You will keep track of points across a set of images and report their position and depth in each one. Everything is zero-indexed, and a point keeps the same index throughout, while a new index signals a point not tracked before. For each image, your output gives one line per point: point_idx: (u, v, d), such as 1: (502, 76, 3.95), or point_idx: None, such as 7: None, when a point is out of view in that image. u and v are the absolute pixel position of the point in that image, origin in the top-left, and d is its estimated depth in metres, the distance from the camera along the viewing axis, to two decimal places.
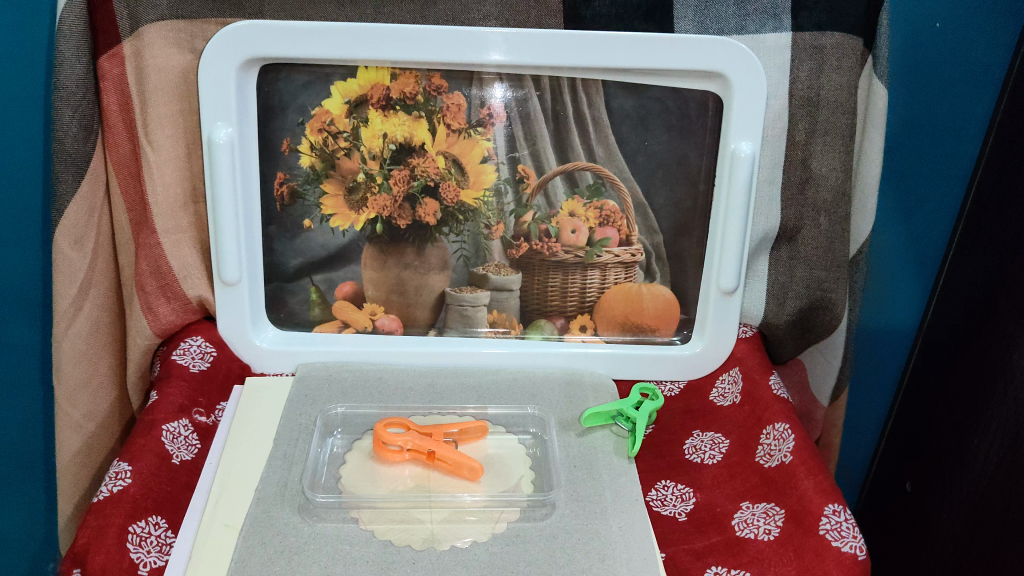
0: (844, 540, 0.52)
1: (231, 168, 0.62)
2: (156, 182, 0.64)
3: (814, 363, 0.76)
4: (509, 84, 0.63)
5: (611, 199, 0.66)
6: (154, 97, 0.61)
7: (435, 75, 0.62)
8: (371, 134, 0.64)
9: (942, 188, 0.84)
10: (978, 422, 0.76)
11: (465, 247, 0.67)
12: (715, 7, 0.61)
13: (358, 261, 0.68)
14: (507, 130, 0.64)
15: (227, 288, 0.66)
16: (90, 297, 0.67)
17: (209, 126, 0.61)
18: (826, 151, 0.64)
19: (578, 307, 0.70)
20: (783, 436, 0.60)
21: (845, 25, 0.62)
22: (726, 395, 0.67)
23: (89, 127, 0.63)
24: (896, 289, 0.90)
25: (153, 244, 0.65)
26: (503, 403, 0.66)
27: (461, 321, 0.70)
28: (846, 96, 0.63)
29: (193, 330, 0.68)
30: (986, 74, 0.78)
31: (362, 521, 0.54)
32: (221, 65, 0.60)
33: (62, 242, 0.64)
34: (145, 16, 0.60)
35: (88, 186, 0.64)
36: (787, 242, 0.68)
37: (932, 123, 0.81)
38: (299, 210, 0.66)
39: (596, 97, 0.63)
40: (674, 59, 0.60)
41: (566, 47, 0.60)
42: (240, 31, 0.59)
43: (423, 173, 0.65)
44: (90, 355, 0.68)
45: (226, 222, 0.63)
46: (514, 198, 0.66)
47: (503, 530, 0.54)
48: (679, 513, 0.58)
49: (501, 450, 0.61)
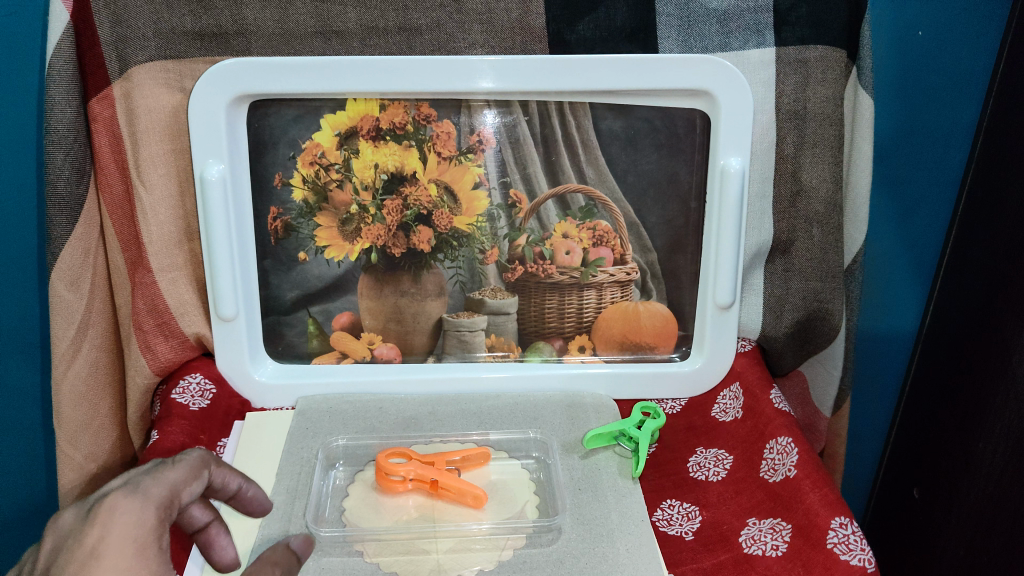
0: (853, 553, 0.52)
1: (224, 205, 0.62)
2: (150, 222, 0.64)
3: (814, 374, 0.76)
4: (498, 111, 0.63)
5: (604, 219, 0.66)
6: (145, 137, 0.62)
7: (423, 104, 0.63)
8: (362, 165, 0.65)
9: (933, 194, 0.84)
10: (984, 426, 0.76)
11: (461, 273, 0.67)
12: (698, 25, 0.62)
13: (355, 291, 0.68)
14: (497, 155, 0.64)
15: (224, 323, 0.66)
16: (88, 338, 0.67)
17: (201, 165, 0.62)
18: (815, 162, 0.65)
19: (575, 328, 0.70)
20: (786, 450, 0.60)
21: (828, 37, 0.62)
22: (728, 410, 0.68)
23: (82, 170, 0.63)
24: (894, 295, 0.90)
25: (149, 283, 0.65)
26: (504, 428, 0.66)
27: (460, 347, 0.70)
28: (833, 108, 0.63)
29: (192, 367, 0.68)
30: (972, 79, 0.79)
31: (367, 554, 0.54)
32: (210, 103, 0.60)
33: (58, 285, 0.64)
34: (133, 58, 0.60)
35: (83, 228, 0.64)
36: (781, 255, 0.68)
37: (920, 129, 0.81)
38: (294, 242, 0.66)
39: (585, 119, 0.63)
40: (661, 78, 0.61)
41: (552, 72, 0.60)
42: (227, 69, 0.60)
43: (416, 202, 0.66)
44: (90, 397, 0.68)
45: (221, 258, 0.63)
46: (507, 222, 0.66)
47: (509, 558, 0.54)
48: (685, 533, 0.57)
49: (504, 475, 0.61)
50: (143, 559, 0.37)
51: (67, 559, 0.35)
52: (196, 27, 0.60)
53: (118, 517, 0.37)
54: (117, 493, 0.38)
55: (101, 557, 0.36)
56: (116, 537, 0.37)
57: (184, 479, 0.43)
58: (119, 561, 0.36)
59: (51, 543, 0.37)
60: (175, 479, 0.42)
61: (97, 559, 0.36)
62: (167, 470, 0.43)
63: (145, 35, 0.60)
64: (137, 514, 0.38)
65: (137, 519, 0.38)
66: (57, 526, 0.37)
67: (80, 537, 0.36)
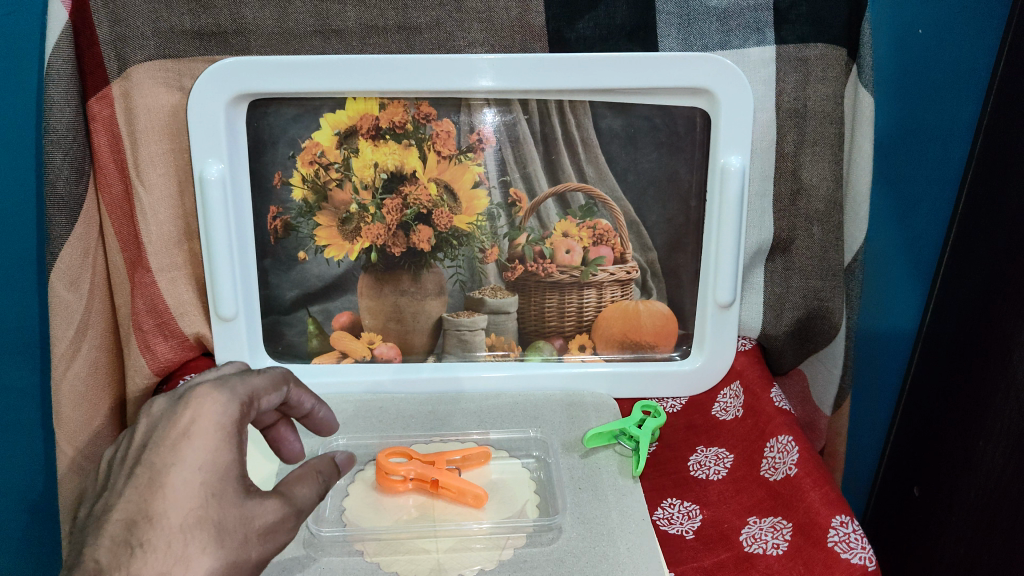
0: (853, 551, 0.51)
1: (223, 204, 0.62)
2: (149, 221, 0.64)
3: (814, 373, 0.76)
4: (498, 109, 0.63)
5: (604, 218, 0.66)
6: (144, 137, 0.62)
7: (423, 103, 0.63)
8: (362, 164, 0.64)
9: (933, 192, 0.84)
10: (984, 423, 0.76)
11: (461, 272, 0.67)
12: (698, 24, 0.62)
13: (354, 290, 0.68)
14: (497, 154, 0.64)
15: (224, 323, 0.66)
16: (88, 338, 0.67)
17: (200, 164, 0.62)
18: (816, 161, 0.64)
19: (575, 327, 0.70)
20: (787, 449, 0.60)
21: (829, 35, 0.62)
22: (728, 409, 0.68)
23: (81, 170, 0.63)
24: (894, 293, 0.90)
25: (148, 283, 0.65)
26: (504, 427, 0.66)
27: (460, 346, 0.70)
28: (833, 106, 0.63)
29: (192, 368, 0.69)
30: (972, 77, 0.79)
31: (367, 554, 0.54)
32: (210, 102, 0.60)
33: (57, 285, 0.64)
34: (132, 57, 0.60)
35: (82, 228, 0.64)
36: (781, 254, 0.68)
37: (920, 127, 0.81)
38: (293, 242, 0.66)
39: (585, 118, 0.63)
40: (661, 77, 0.61)
41: (552, 70, 0.60)
42: (226, 68, 0.59)
43: (416, 201, 0.66)
44: (90, 397, 0.68)
45: (220, 258, 0.63)
46: (507, 221, 0.66)
47: (510, 557, 0.54)
48: (686, 532, 0.57)
49: (504, 474, 0.61)
50: (219, 457, 0.40)
51: (158, 444, 0.40)
52: (195, 26, 0.60)
53: (200, 413, 0.41)
54: (200, 393, 0.41)
55: (181, 448, 0.39)
56: (198, 434, 0.40)
57: (266, 388, 0.45)
58: (196, 454, 0.39)
59: (151, 424, 0.42)
60: (259, 387, 0.45)
61: (177, 451, 0.39)
62: (251, 376, 0.45)
63: (144, 35, 0.60)
64: (216, 415, 0.41)
65: (215, 420, 0.41)
66: (153, 413, 0.42)
67: (170, 424, 0.40)
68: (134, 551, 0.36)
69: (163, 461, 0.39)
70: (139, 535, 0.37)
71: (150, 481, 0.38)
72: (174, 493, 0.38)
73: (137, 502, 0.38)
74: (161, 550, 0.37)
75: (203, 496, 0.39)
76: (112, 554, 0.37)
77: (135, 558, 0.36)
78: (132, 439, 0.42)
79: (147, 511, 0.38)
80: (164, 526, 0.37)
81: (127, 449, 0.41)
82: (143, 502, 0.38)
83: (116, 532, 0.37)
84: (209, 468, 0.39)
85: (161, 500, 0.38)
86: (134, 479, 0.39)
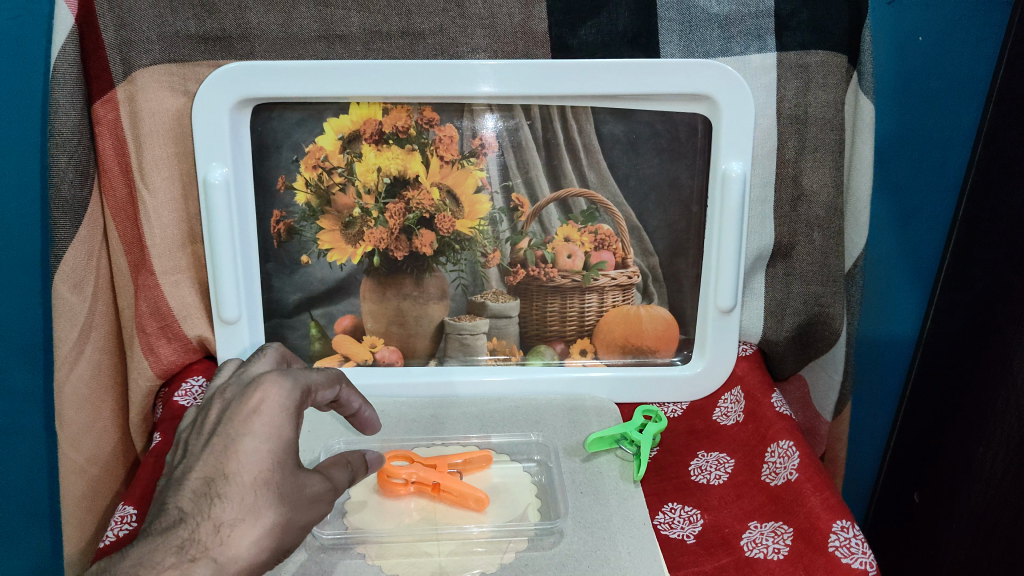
0: (854, 556, 0.52)
1: (227, 208, 0.62)
2: (153, 224, 0.64)
3: (815, 379, 0.76)
4: (500, 115, 0.63)
5: (606, 223, 0.67)
6: (149, 140, 0.62)
7: (426, 108, 0.63)
8: (365, 169, 0.65)
9: (933, 199, 0.84)
10: (984, 430, 0.76)
11: (463, 276, 0.68)
12: (700, 31, 0.62)
13: (357, 294, 0.68)
14: (500, 159, 0.65)
15: (227, 326, 0.66)
16: (91, 341, 0.67)
17: (204, 168, 0.62)
18: (817, 167, 0.65)
19: (577, 332, 0.70)
20: (788, 454, 0.60)
21: (830, 42, 0.62)
22: (729, 414, 0.68)
23: (85, 173, 0.63)
24: (894, 299, 0.90)
25: (152, 286, 0.65)
26: (506, 431, 0.66)
27: (461, 350, 0.70)
28: (834, 113, 0.64)
29: (195, 370, 0.69)
30: (971, 85, 0.79)
31: (369, 556, 0.54)
32: (214, 106, 0.61)
33: (61, 287, 0.64)
34: (138, 61, 0.60)
35: (86, 230, 0.64)
36: (782, 259, 0.69)
37: (920, 134, 0.82)
38: (296, 245, 0.67)
39: (587, 124, 0.64)
40: (662, 83, 0.61)
41: (554, 76, 0.60)
42: (230, 73, 0.60)
43: (418, 206, 0.66)
44: (93, 400, 0.68)
45: (224, 261, 0.63)
46: (509, 225, 0.66)
47: (512, 560, 0.54)
48: (687, 536, 0.57)
49: (506, 478, 0.61)
50: (284, 432, 0.45)
51: (231, 418, 0.45)
52: (200, 30, 0.60)
53: (268, 395, 0.46)
54: (269, 376, 0.47)
55: (252, 422, 0.45)
56: (267, 411, 0.45)
57: (323, 383, 0.51)
58: (264, 428, 0.45)
59: (222, 402, 0.47)
60: (317, 379, 0.50)
61: (248, 425, 0.45)
62: (312, 371, 0.51)
63: (149, 39, 0.60)
64: (281, 399, 0.46)
65: (281, 401, 0.46)
66: (225, 398, 0.48)
67: (242, 401, 0.46)
68: (213, 503, 0.42)
69: (236, 433, 0.44)
70: (217, 489, 0.43)
71: (225, 447, 0.44)
72: (246, 458, 0.44)
73: (213, 464, 0.43)
74: (234, 503, 0.43)
75: (271, 462, 0.44)
76: (193, 504, 0.42)
77: (214, 507, 0.42)
78: (205, 415, 0.47)
79: (222, 471, 0.43)
80: (237, 484, 0.43)
81: (201, 427, 0.47)
82: (219, 463, 0.44)
83: (195, 487, 0.43)
84: (276, 439, 0.45)
85: (235, 463, 0.44)
86: (210, 446, 0.44)
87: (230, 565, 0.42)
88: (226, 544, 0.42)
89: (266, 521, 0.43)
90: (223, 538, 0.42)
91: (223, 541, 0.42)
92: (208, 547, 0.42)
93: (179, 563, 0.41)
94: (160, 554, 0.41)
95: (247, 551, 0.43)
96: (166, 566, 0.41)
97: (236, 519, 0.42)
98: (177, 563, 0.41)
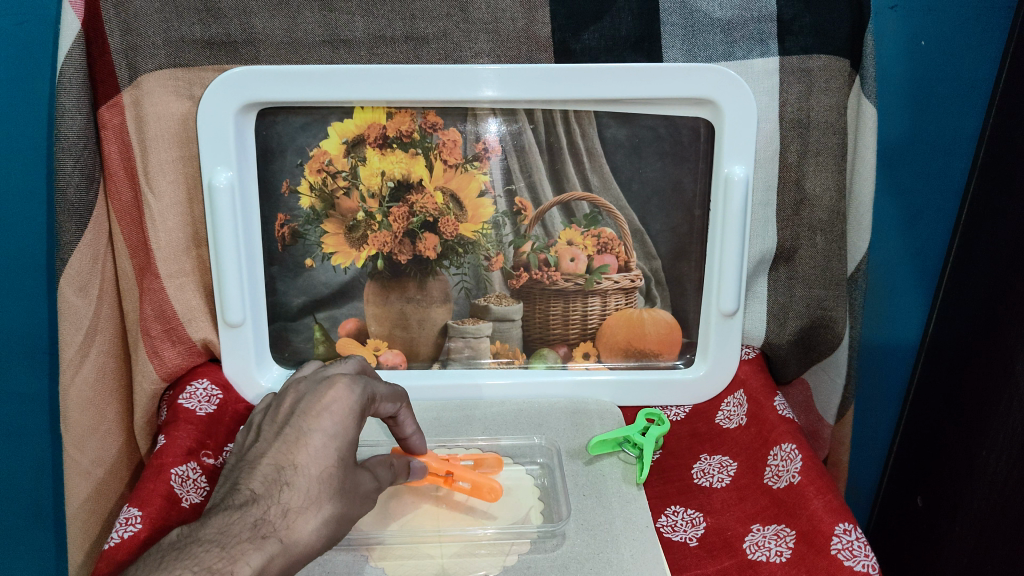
0: (857, 559, 0.51)
1: (231, 211, 0.62)
2: (159, 228, 0.64)
3: (818, 383, 0.76)
4: (504, 119, 0.64)
5: (609, 226, 0.67)
6: (154, 144, 0.62)
7: (430, 112, 0.63)
8: (369, 173, 0.65)
9: (936, 203, 0.84)
10: (986, 434, 0.76)
11: (466, 280, 0.68)
12: (702, 35, 0.62)
13: (360, 297, 0.68)
14: (503, 163, 0.65)
15: (232, 329, 0.67)
16: (96, 343, 0.67)
17: (209, 171, 0.62)
18: (819, 171, 0.65)
19: (580, 335, 0.70)
20: (790, 457, 0.59)
21: (831, 47, 0.63)
22: (732, 417, 0.68)
23: (91, 176, 0.63)
24: (897, 304, 0.90)
25: (156, 289, 0.66)
26: (508, 434, 0.67)
27: (464, 353, 0.70)
28: (836, 117, 0.64)
29: (199, 373, 0.69)
30: (974, 90, 0.79)
31: (372, 558, 0.54)
32: (220, 110, 0.61)
33: (67, 290, 0.64)
34: (144, 66, 0.61)
35: (91, 234, 0.65)
36: (785, 262, 0.69)
37: (923, 139, 0.82)
38: (300, 249, 0.67)
39: (590, 127, 0.64)
40: (665, 88, 0.61)
41: (556, 80, 0.61)
42: (236, 77, 0.60)
43: (422, 209, 0.66)
44: (97, 402, 0.68)
45: (228, 264, 0.63)
46: (512, 229, 0.67)
47: (514, 563, 0.54)
48: (689, 539, 0.57)
49: (509, 481, 0.62)
50: (349, 432, 0.50)
51: (305, 412, 0.50)
52: (205, 35, 0.60)
53: (339, 397, 0.50)
54: (342, 378, 0.52)
55: (323, 419, 0.49)
56: (337, 410, 0.50)
57: (386, 395, 0.55)
58: (333, 426, 0.49)
59: (297, 397, 0.52)
60: (382, 392, 0.54)
61: (318, 420, 0.49)
62: (378, 382, 0.55)
63: (155, 44, 0.60)
64: (350, 402, 0.51)
65: (349, 404, 0.51)
66: (298, 390, 0.53)
67: (316, 398, 0.50)
68: (283, 489, 0.47)
69: (307, 426, 0.49)
70: (286, 477, 0.47)
71: (297, 439, 0.49)
72: (313, 452, 0.48)
73: (284, 453, 0.48)
74: (300, 491, 0.47)
75: (334, 458, 0.48)
76: (264, 488, 0.47)
77: (283, 494, 0.46)
78: (279, 407, 0.52)
79: (292, 460, 0.48)
80: (305, 474, 0.47)
81: (275, 414, 0.52)
82: (288, 453, 0.48)
83: (266, 472, 0.47)
84: (342, 438, 0.49)
85: (303, 456, 0.48)
86: (282, 436, 0.49)
87: (294, 548, 0.46)
88: (292, 528, 0.46)
89: (326, 511, 0.47)
90: (289, 523, 0.46)
91: (289, 524, 0.46)
92: (277, 528, 0.45)
93: (253, 538, 0.44)
94: (236, 527, 0.45)
95: (308, 538, 0.46)
96: (241, 539, 0.44)
97: (301, 508, 0.46)
98: (252, 537, 0.44)
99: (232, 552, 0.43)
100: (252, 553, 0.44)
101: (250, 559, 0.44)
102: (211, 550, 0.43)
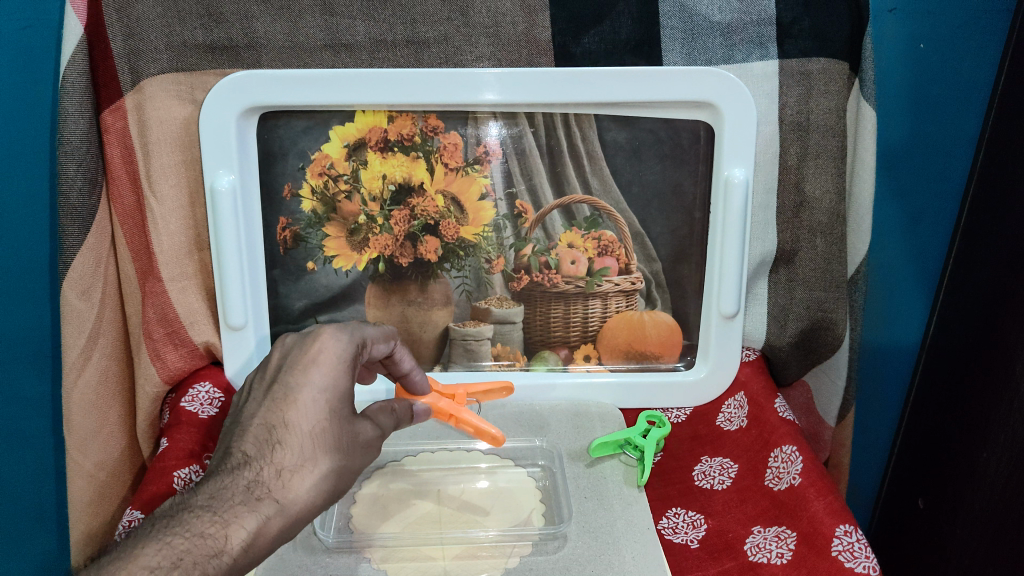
0: (857, 560, 0.51)
1: (233, 215, 0.63)
2: (161, 231, 0.65)
3: (818, 385, 0.76)
4: (504, 122, 0.64)
5: (609, 229, 0.67)
6: (156, 148, 0.63)
7: (431, 116, 0.64)
8: (370, 176, 0.65)
9: (936, 204, 0.85)
10: (986, 436, 0.76)
11: (467, 281, 0.68)
12: (701, 38, 0.62)
13: (362, 300, 0.69)
14: (504, 166, 0.65)
15: (233, 331, 0.67)
16: (99, 347, 0.67)
17: (211, 175, 0.63)
18: (819, 174, 0.65)
19: (581, 337, 0.70)
20: (791, 459, 0.60)
21: (831, 50, 0.63)
22: (733, 420, 0.68)
23: (94, 180, 0.64)
24: (897, 305, 0.90)
25: (159, 292, 0.66)
26: (510, 436, 0.67)
27: (464, 356, 0.71)
28: (835, 120, 0.64)
29: (201, 376, 0.69)
30: (974, 91, 0.80)
31: (374, 560, 0.54)
32: (222, 115, 0.61)
33: (69, 294, 0.65)
34: (146, 70, 0.61)
35: (94, 238, 0.65)
36: (785, 264, 0.69)
37: (923, 140, 0.82)
38: (302, 252, 0.67)
39: (590, 131, 0.64)
40: (664, 91, 0.61)
41: (557, 84, 0.61)
42: (237, 82, 0.61)
43: (423, 212, 0.66)
44: (100, 405, 0.68)
45: (229, 266, 0.64)
46: (513, 232, 0.67)
47: (515, 565, 0.54)
48: (690, 541, 0.57)
49: (510, 483, 0.62)
50: (339, 381, 0.49)
51: (292, 367, 0.50)
52: (207, 40, 0.61)
53: (326, 347, 0.50)
54: (328, 329, 0.52)
55: (311, 372, 0.49)
56: (325, 361, 0.50)
57: (377, 336, 0.55)
58: (322, 377, 0.49)
59: (285, 351, 0.52)
60: (371, 334, 0.54)
61: (307, 374, 0.49)
62: (367, 327, 0.54)
63: (157, 49, 0.61)
64: (337, 351, 0.50)
65: (337, 352, 0.50)
66: (284, 344, 0.52)
67: (302, 351, 0.50)
68: (275, 448, 0.46)
69: (297, 382, 0.49)
70: (278, 436, 0.47)
71: (286, 395, 0.48)
72: (304, 406, 0.48)
73: (274, 412, 0.48)
74: (294, 450, 0.47)
75: (326, 411, 0.48)
76: (256, 449, 0.46)
77: (276, 453, 0.46)
78: (267, 365, 0.52)
79: (284, 418, 0.47)
80: (297, 432, 0.47)
81: (263, 372, 0.51)
82: (279, 411, 0.48)
83: (258, 433, 0.47)
84: (333, 389, 0.49)
85: (294, 412, 0.48)
86: (271, 395, 0.49)
87: (291, 507, 0.46)
88: (287, 487, 0.46)
89: (322, 467, 0.47)
90: (285, 482, 0.46)
91: (285, 484, 0.46)
92: (271, 489, 0.46)
93: (246, 501, 0.45)
94: (229, 491, 0.45)
95: (304, 497, 0.46)
96: (234, 502, 0.45)
97: (295, 467, 0.46)
98: (245, 500, 0.45)
99: (225, 517, 0.44)
100: (246, 516, 0.44)
101: (244, 522, 0.44)
102: (203, 516, 0.44)
